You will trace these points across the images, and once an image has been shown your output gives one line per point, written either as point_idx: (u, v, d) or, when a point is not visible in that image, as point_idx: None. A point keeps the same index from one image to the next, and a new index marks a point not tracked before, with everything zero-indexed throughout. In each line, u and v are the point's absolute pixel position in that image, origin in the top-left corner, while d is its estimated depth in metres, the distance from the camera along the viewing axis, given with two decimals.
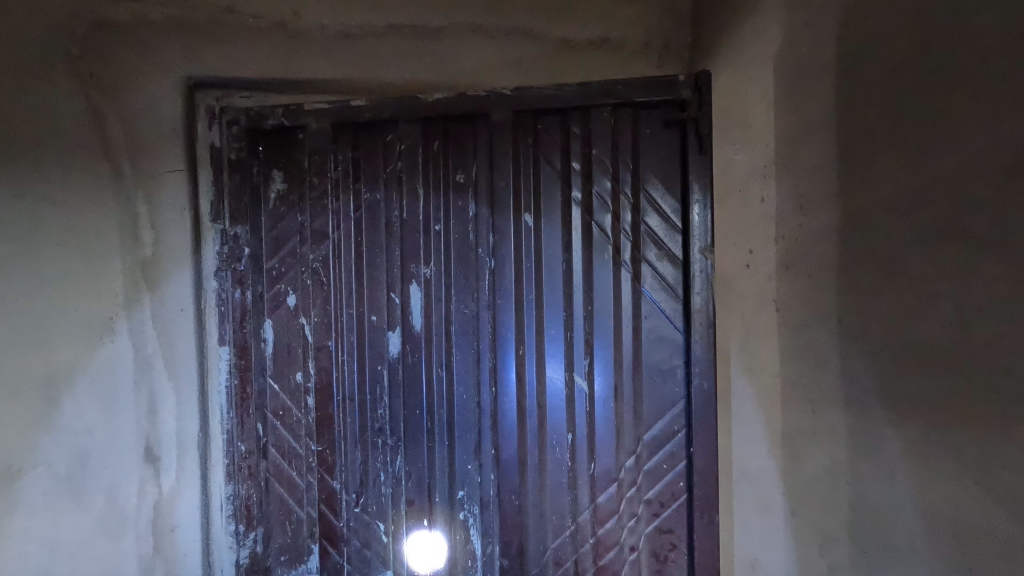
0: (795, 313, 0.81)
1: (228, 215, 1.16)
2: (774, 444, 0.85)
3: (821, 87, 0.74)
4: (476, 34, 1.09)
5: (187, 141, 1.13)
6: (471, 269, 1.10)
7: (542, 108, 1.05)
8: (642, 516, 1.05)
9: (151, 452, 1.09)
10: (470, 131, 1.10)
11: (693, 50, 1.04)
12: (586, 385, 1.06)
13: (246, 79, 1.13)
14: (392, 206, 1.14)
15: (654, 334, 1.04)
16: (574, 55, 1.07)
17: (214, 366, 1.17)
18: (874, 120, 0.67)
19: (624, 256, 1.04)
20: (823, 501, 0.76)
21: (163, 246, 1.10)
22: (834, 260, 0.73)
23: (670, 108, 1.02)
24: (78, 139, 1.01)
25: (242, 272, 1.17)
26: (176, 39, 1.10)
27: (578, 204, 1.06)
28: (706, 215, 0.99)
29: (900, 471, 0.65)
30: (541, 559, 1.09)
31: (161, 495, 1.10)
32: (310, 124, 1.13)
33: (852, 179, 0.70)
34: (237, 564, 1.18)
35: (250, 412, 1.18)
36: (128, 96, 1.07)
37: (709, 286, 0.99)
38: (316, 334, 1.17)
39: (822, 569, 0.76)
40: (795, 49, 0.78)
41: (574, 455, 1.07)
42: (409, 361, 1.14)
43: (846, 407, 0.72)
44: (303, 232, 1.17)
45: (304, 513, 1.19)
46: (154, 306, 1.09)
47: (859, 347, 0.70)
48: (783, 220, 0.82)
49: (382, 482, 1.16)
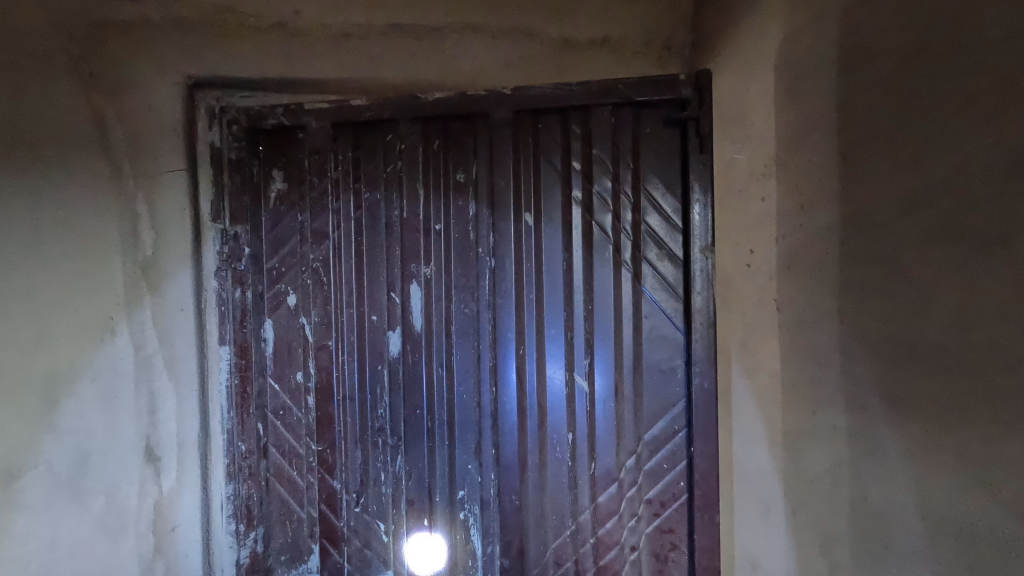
0: (795, 313, 0.81)
1: (228, 215, 1.16)
2: (774, 444, 0.85)
3: (823, 86, 0.74)
4: (476, 33, 1.08)
5: (186, 142, 1.12)
6: (471, 269, 1.10)
7: (543, 107, 1.05)
8: (643, 516, 1.05)
9: (151, 451, 1.08)
10: (470, 130, 1.10)
11: (694, 49, 1.03)
12: (586, 385, 1.06)
13: (244, 79, 1.12)
14: (393, 206, 1.14)
15: (654, 334, 1.04)
16: (574, 54, 1.06)
17: (214, 365, 1.16)
18: (875, 120, 0.67)
19: (625, 256, 1.04)
20: (823, 501, 0.75)
21: (163, 245, 1.09)
22: (834, 261, 0.73)
23: (670, 108, 1.02)
24: (77, 141, 1.01)
25: (242, 272, 1.18)
26: (175, 38, 1.09)
27: (578, 204, 1.06)
28: (706, 214, 0.99)
29: (901, 473, 0.65)
30: (541, 559, 1.09)
31: (161, 495, 1.09)
32: (310, 124, 1.15)
33: (853, 179, 0.70)
34: (238, 563, 1.18)
35: (249, 413, 1.19)
36: (127, 95, 1.07)
37: (709, 286, 0.99)
38: (316, 334, 1.17)
39: (822, 570, 0.76)
40: (796, 48, 0.78)
41: (574, 455, 1.07)
42: (409, 361, 1.14)
43: (847, 408, 0.72)
44: (303, 232, 1.17)
45: (304, 513, 1.20)
46: (155, 305, 1.08)
47: (859, 347, 0.70)
48: (783, 219, 0.82)
49: (382, 482, 1.16)
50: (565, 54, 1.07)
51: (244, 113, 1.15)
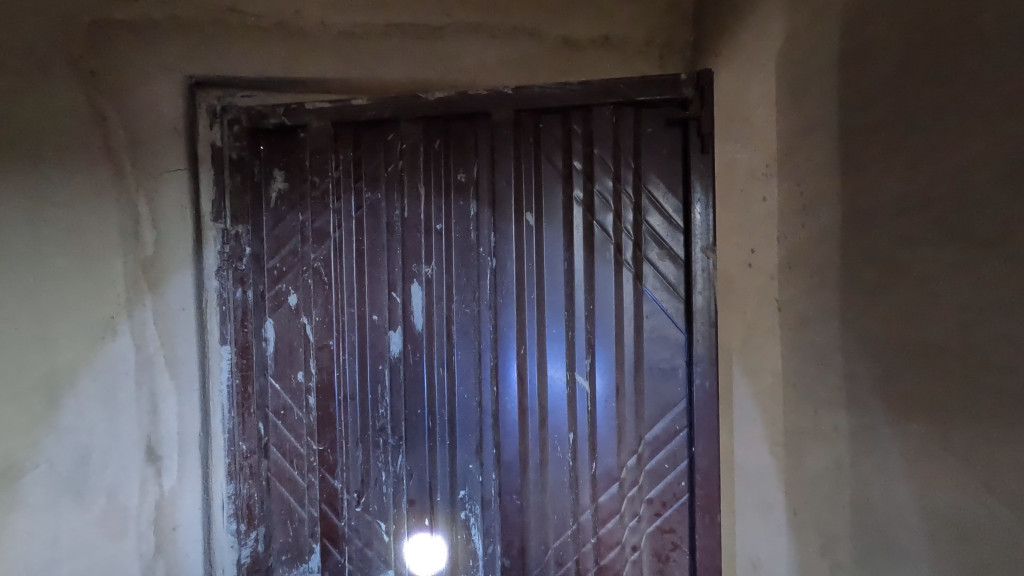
0: (796, 313, 0.81)
1: (230, 213, 1.15)
2: (775, 444, 0.85)
3: (825, 85, 0.74)
4: (477, 33, 1.08)
5: (188, 142, 1.12)
6: (472, 268, 1.10)
7: (545, 107, 1.05)
8: (644, 515, 1.05)
9: (152, 451, 1.09)
10: (471, 130, 1.09)
11: (694, 49, 1.03)
12: (587, 384, 1.06)
13: (245, 79, 1.12)
14: (394, 205, 1.14)
15: (656, 334, 1.03)
16: (575, 54, 1.06)
17: (215, 365, 1.16)
18: (876, 119, 0.67)
19: (625, 255, 1.04)
20: (824, 500, 0.76)
21: (165, 245, 1.09)
22: (835, 260, 0.73)
23: (672, 108, 1.01)
24: (79, 141, 1.01)
25: (243, 271, 1.16)
26: (176, 38, 1.09)
27: (579, 203, 1.06)
28: (708, 214, 0.98)
29: (901, 472, 0.65)
30: (543, 558, 1.09)
31: (162, 495, 1.09)
32: (312, 124, 1.13)
33: (853, 179, 0.70)
34: (238, 563, 1.17)
35: (251, 412, 1.17)
36: (127, 94, 1.07)
37: (710, 285, 0.98)
38: (317, 334, 1.17)
39: (823, 569, 0.76)
40: (797, 48, 0.78)
41: (575, 454, 1.07)
42: (410, 361, 1.14)
43: (847, 407, 0.72)
44: (304, 231, 1.16)
45: (306, 513, 1.19)
46: (156, 306, 1.09)
47: (860, 347, 0.70)
48: (784, 219, 0.82)
49: (383, 482, 1.16)
50: (565, 54, 1.07)
51: (245, 113, 1.13)
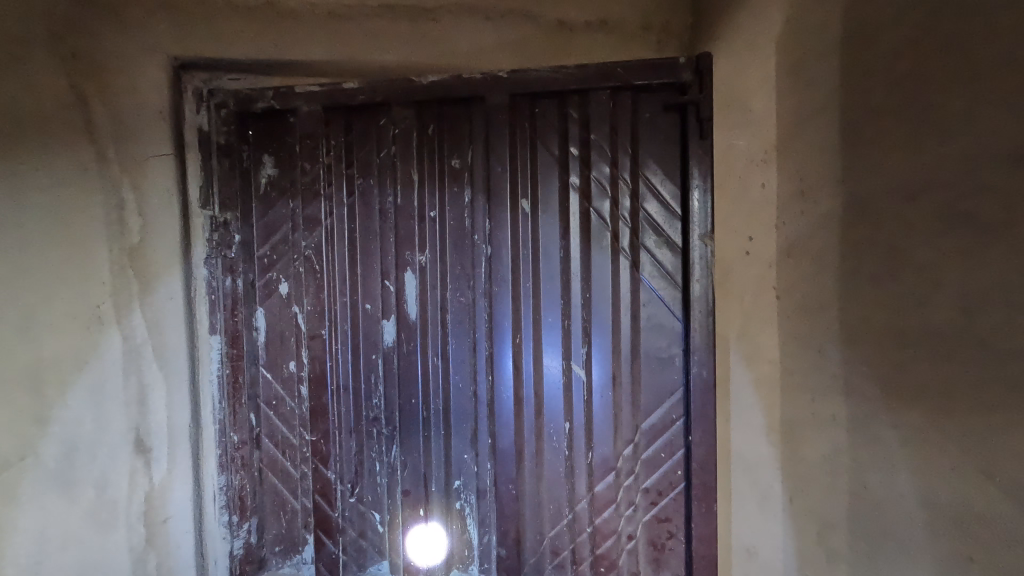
0: (794, 300, 0.80)
1: (218, 202, 1.13)
2: (773, 432, 0.84)
3: (827, 67, 0.72)
4: (472, 16, 1.06)
5: (174, 125, 1.08)
6: (467, 255, 1.08)
7: (539, 91, 1.03)
8: (640, 504, 1.04)
9: (142, 442, 1.05)
10: (465, 115, 1.08)
11: (693, 33, 1.01)
12: (584, 373, 1.05)
13: (233, 61, 1.10)
14: (386, 192, 1.11)
15: (653, 321, 1.02)
16: (571, 39, 1.04)
17: (205, 354, 1.13)
18: (880, 103, 0.66)
19: (623, 243, 1.03)
20: (823, 489, 0.75)
21: (151, 232, 1.06)
22: (835, 247, 0.72)
23: (669, 93, 1.00)
24: (59, 124, 0.98)
25: (233, 259, 1.15)
26: (161, 18, 1.06)
27: (576, 189, 1.04)
28: (706, 201, 0.97)
29: (900, 461, 0.65)
30: (539, 548, 1.09)
31: (152, 487, 1.06)
32: (301, 107, 1.12)
33: (854, 163, 0.69)
34: (232, 554, 1.16)
35: (242, 402, 1.17)
36: (114, 79, 1.03)
37: (709, 273, 0.97)
38: (309, 323, 1.15)
39: (821, 558, 0.76)
40: (797, 30, 0.76)
41: (572, 443, 1.07)
42: (405, 350, 1.12)
43: (847, 396, 0.71)
44: (294, 218, 1.15)
45: (298, 504, 1.19)
46: (143, 296, 1.05)
47: (859, 335, 0.69)
48: (783, 207, 0.81)
49: (377, 472, 1.15)
50: (563, 37, 1.04)
51: (233, 96, 1.12)
